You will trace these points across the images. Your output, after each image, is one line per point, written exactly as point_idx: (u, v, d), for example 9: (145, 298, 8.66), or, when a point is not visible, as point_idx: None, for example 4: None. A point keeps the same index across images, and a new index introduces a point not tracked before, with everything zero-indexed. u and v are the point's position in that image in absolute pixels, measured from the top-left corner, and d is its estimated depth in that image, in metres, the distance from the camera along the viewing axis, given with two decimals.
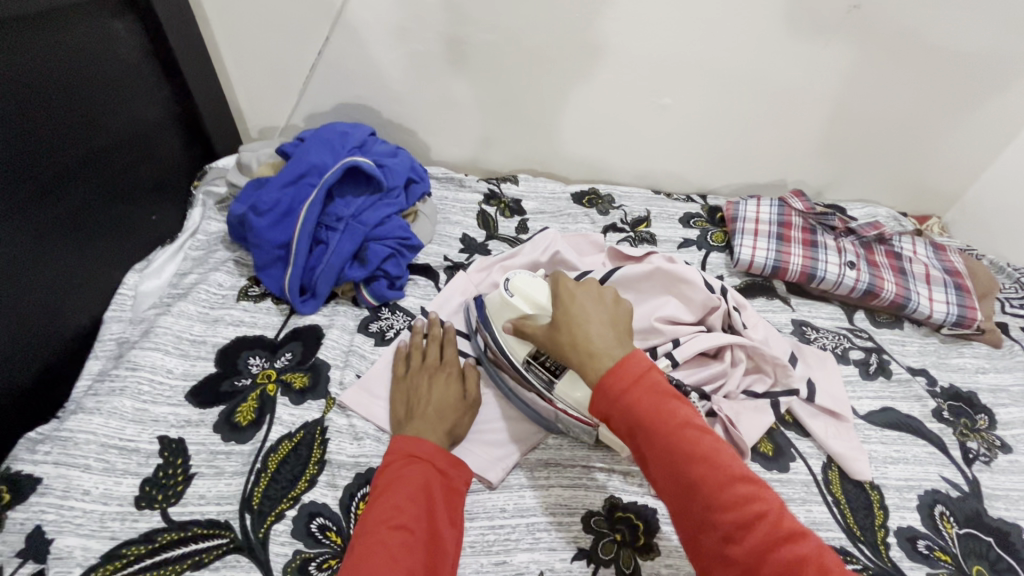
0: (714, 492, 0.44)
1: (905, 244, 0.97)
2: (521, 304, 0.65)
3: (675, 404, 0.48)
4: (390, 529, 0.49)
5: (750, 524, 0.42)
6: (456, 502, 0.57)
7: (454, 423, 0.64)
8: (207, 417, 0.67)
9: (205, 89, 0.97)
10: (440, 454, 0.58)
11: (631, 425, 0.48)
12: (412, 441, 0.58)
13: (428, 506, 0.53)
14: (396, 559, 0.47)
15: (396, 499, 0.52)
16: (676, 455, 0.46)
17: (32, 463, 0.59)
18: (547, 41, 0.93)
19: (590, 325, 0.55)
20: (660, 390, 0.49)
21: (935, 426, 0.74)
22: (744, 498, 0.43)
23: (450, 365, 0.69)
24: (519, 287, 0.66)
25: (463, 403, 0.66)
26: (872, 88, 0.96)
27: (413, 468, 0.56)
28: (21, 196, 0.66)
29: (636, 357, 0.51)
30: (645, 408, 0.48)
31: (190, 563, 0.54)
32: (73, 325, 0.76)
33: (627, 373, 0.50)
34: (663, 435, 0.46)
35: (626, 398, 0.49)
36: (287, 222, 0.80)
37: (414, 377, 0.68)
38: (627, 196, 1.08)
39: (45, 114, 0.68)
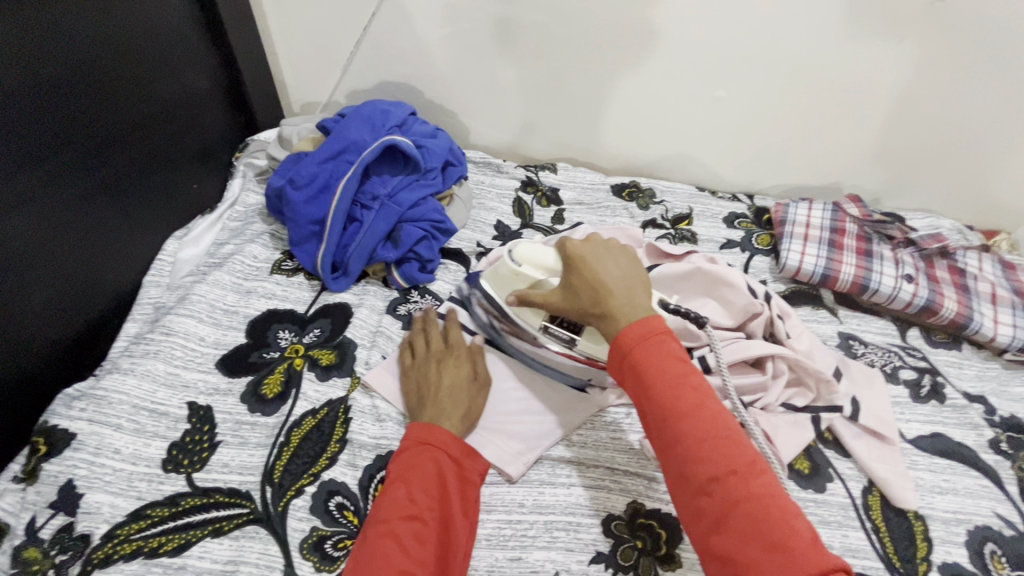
0: (693, 446, 0.44)
1: (970, 260, 0.90)
2: (530, 272, 0.64)
3: (680, 364, 0.47)
4: (402, 519, 0.49)
5: (722, 479, 0.42)
6: (469, 492, 0.56)
7: (471, 405, 0.63)
8: (234, 386, 0.68)
9: (252, 62, 0.98)
10: (454, 440, 0.57)
11: (633, 380, 0.48)
12: (426, 428, 0.57)
13: (441, 497, 0.52)
14: (408, 550, 0.47)
15: (410, 487, 0.51)
16: (665, 410, 0.46)
17: (68, 419, 0.61)
18: (597, 24, 0.89)
19: (606, 284, 0.54)
20: (667, 351, 0.48)
21: (991, 457, 0.69)
22: (720, 455, 0.43)
23: (456, 347, 0.68)
24: (524, 257, 0.64)
25: (475, 384, 0.65)
26: (948, 89, 0.89)
27: (427, 456, 0.54)
28: (69, 157, 0.67)
29: (651, 320, 0.50)
30: (647, 364, 0.48)
31: (210, 530, 0.55)
32: (114, 286, 0.78)
33: (638, 333, 0.49)
34: (657, 389, 0.46)
35: (630, 355, 0.49)
36: (324, 198, 0.80)
37: (419, 365, 0.67)
38: (670, 191, 1.04)
39: (95, 78, 0.70)
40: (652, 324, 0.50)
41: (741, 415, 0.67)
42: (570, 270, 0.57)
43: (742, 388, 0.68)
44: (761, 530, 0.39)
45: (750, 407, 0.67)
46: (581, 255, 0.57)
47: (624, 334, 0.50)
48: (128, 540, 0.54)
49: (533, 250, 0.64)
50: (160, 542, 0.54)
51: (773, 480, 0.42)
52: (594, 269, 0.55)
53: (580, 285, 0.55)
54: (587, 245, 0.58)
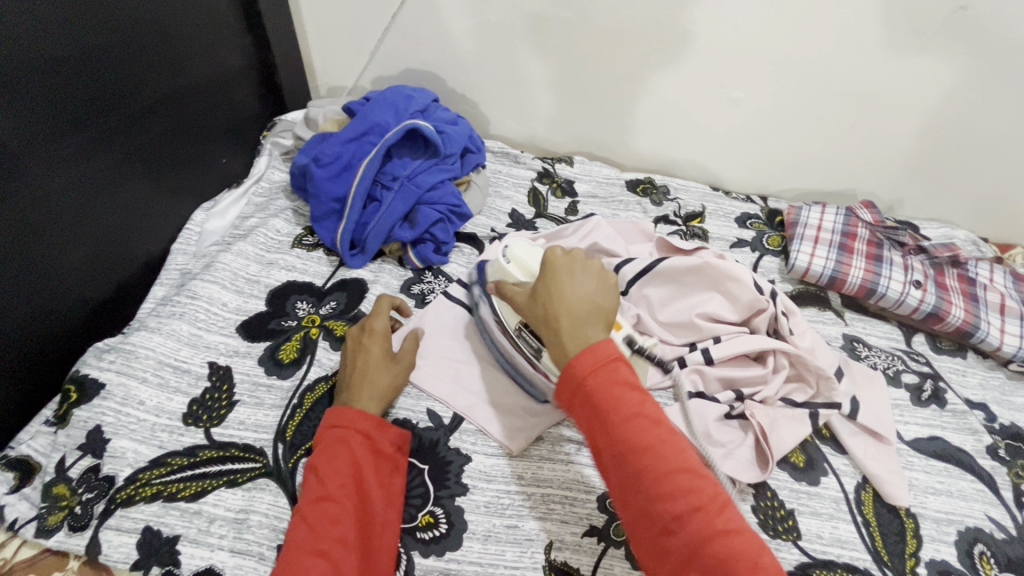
0: (655, 484, 0.44)
1: (981, 270, 0.90)
2: (514, 271, 0.66)
3: (633, 395, 0.48)
4: (313, 502, 0.52)
5: (686, 516, 0.43)
6: (384, 465, 0.58)
7: (388, 384, 0.64)
8: (253, 350, 0.71)
9: (283, 45, 1.01)
10: (363, 418, 0.59)
11: (587, 415, 0.48)
12: (336, 411, 0.59)
13: (354, 476, 0.55)
14: (320, 530, 0.50)
15: (319, 474, 0.54)
16: (625, 448, 0.46)
17: (98, 369, 0.64)
18: (620, 20, 0.91)
19: (562, 306, 0.54)
20: (619, 381, 0.48)
21: (987, 463, 0.70)
22: (679, 492, 0.44)
23: (373, 322, 0.68)
24: (515, 254, 0.66)
25: (393, 361, 0.66)
26: (969, 100, 0.88)
27: (337, 439, 0.57)
28: (108, 125, 0.71)
29: (604, 347, 0.50)
30: (602, 398, 0.47)
31: (225, 481, 0.58)
32: (145, 251, 0.82)
33: (591, 361, 0.49)
34: (614, 425, 0.46)
35: (584, 389, 0.48)
36: (346, 177, 0.83)
37: (344, 348, 0.68)
38: (683, 189, 1.05)
39: (133, 52, 0.73)
40: (602, 351, 0.49)
41: (738, 406, 0.68)
42: (540, 281, 0.58)
43: (743, 380, 0.70)
44: (727, 570, 0.40)
45: (748, 399, 0.69)
46: (555, 267, 0.58)
47: (574, 360, 0.50)
48: (149, 484, 0.57)
49: (526, 251, 0.67)
50: (178, 487, 0.57)
51: (733, 513, 0.44)
52: (559, 287, 0.56)
53: (542, 300, 0.56)
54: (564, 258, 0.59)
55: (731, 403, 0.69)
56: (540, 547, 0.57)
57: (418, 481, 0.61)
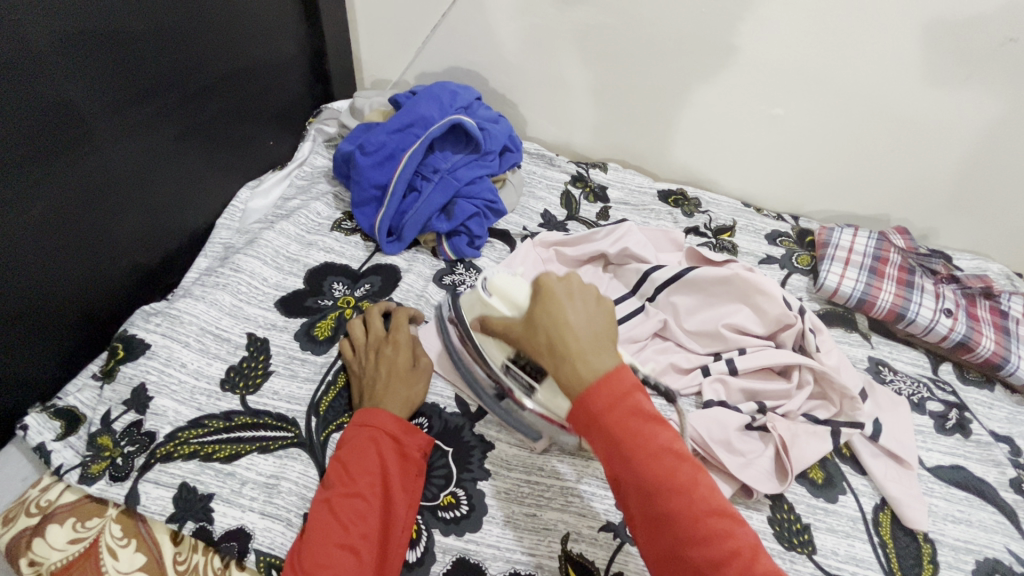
0: (687, 528, 0.43)
1: (1014, 304, 0.89)
2: (498, 305, 0.60)
3: (654, 428, 0.46)
4: (341, 496, 0.54)
5: (721, 565, 0.42)
6: (410, 467, 0.59)
7: (411, 393, 0.64)
8: (290, 325, 0.73)
9: (335, 36, 1.05)
10: (393, 421, 0.60)
11: (606, 449, 0.46)
12: (367, 411, 0.60)
13: (382, 474, 0.56)
14: (347, 526, 0.52)
15: (348, 469, 0.56)
16: (653, 486, 0.44)
17: (145, 330, 0.67)
18: (665, 32, 0.92)
19: (571, 333, 0.50)
20: (638, 412, 0.46)
21: (1010, 496, 0.69)
22: (716, 535, 0.43)
23: (398, 333, 0.69)
24: (496, 287, 0.61)
25: (417, 372, 0.66)
26: (1014, 133, 0.88)
27: (366, 437, 0.58)
28: (170, 99, 0.75)
29: (620, 375, 0.47)
30: (622, 435, 0.45)
31: (258, 447, 0.61)
32: (192, 224, 0.85)
33: (607, 394, 0.46)
34: (638, 463, 0.45)
35: (601, 423, 0.46)
36: (388, 166, 0.85)
37: (363, 352, 0.68)
38: (715, 202, 1.06)
39: (198, 32, 0.76)
40: (618, 381, 0.47)
41: (759, 418, 0.69)
42: (537, 306, 0.54)
43: (766, 393, 0.70)
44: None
45: (770, 412, 0.70)
46: (552, 294, 0.54)
47: (589, 390, 0.47)
48: (187, 443, 0.59)
49: (508, 280, 0.61)
50: (213, 449, 0.60)
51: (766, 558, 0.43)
52: (560, 309, 0.52)
53: (542, 326, 0.52)
54: (562, 283, 0.55)
55: (754, 415, 0.70)
56: (557, 537, 0.58)
57: (442, 462, 0.63)
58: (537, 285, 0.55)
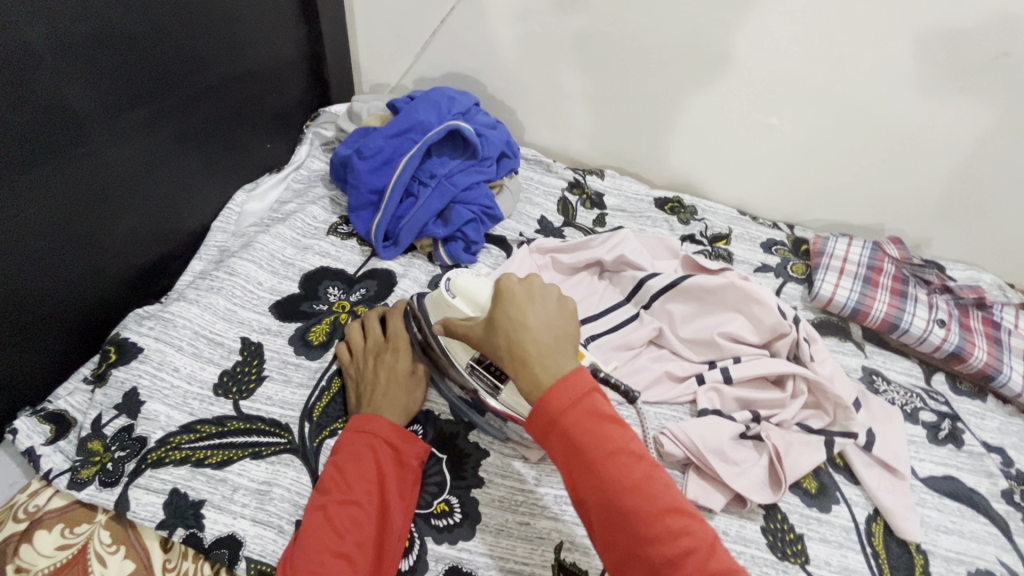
0: (644, 527, 0.43)
1: (1007, 315, 0.89)
2: (461, 305, 0.60)
3: (612, 428, 0.46)
4: (337, 504, 0.53)
5: (679, 561, 0.42)
6: (408, 476, 0.59)
7: (406, 402, 0.64)
8: (284, 329, 0.73)
9: (334, 40, 1.05)
10: (391, 429, 0.60)
11: (566, 453, 0.46)
12: (364, 417, 0.60)
13: (379, 482, 0.56)
14: (343, 534, 0.51)
15: (346, 476, 0.55)
16: (612, 487, 0.45)
17: (137, 334, 0.67)
18: (663, 41, 0.93)
19: (529, 336, 0.52)
20: (596, 414, 0.47)
21: (1001, 507, 0.69)
22: (673, 533, 0.43)
23: (397, 339, 0.68)
24: (460, 288, 0.60)
25: (415, 380, 0.66)
26: (1007, 146, 0.89)
27: (364, 445, 0.58)
28: (167, 102, 0.74)
29: (579, 378, 0.48)
30: (582, 436, 0.46)
31: (251, 452, 0.60)
32: (188, 226, 0.84)
33: (569, 395, 0.47)
34: (596, 465, 0.45)
35: (560, 426, 0.46)
36: (385, 171, 0.85)
37: (362, 358, 0.67)
38: (711, 210, 1.07)
39: (195, 35, 0.76)
40: (578, 383, 0.48)
41: (754, 427, 0.69)
42: (498, 307, 0.55)
43: (761, 402, 0.71)
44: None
45: (764, 421, 0.70)
46: (512, 295, 0.54)
47: (549, 393, 0.47)
48: (179, 449, 0.59)
49: (471, 280, 0.60)
50: (205, 455, 0.59)
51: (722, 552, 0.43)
52: (521, 312, 0.54)
53: (501, 327, 0.53)
54: (522, 284, 0.56)
55: (748, 424, 0.70)
56: (550, 546, 0.58)
57: (436, 470, 0.62)
58: (498, 286, 0.56)
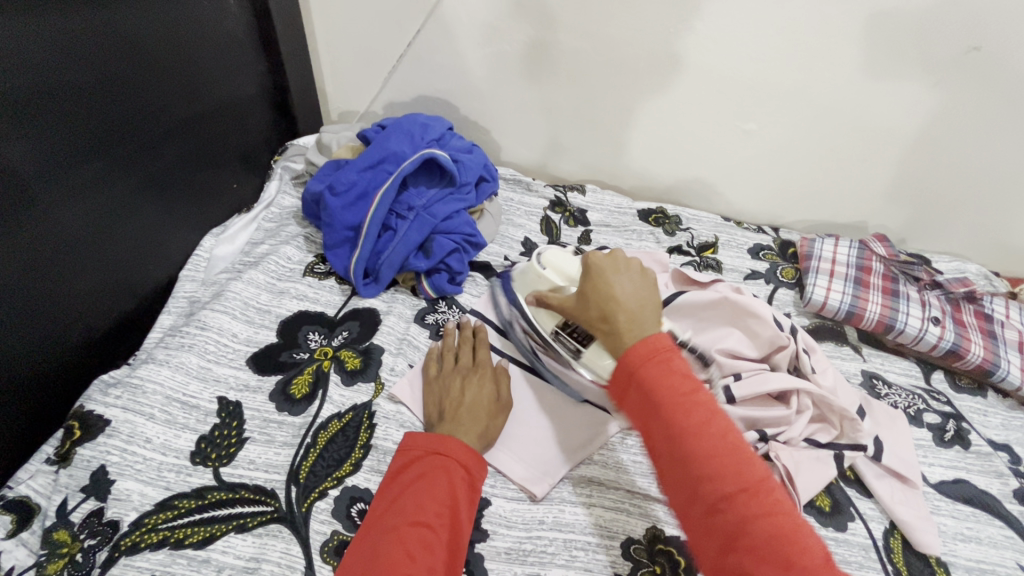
0: (706, 466, 0.42)
1: (997, 306, 0.89)
2: (553, 276, 0.68)
3: (686, 381, 0.46)
4: (410, 525, 0.49)
5: (737, 499, 0.41)
6: (473, 502, 0.56)
7: (488, 426, 0.63)
8: (264, 384, 0.69)
9: (297, 70, 1.01)
10: (465, 450, 0.57)
11: (638, 398, 0.47)
12: (440, 438, 0.58)
13: (451, 506, 0.53)
14: (415, 556, 0.47)
15: (418, 497, 0.52)
16: (678, 428, 0.44)
17: (103, 405, 0.62)
18: (635, 53, 0.91)
19: (617, 304, 0.52)
20: (673, 368, 0.46)
21: (1015, 508, 0.68)
22: (732, 473, 0.42)
23: (483, 365, 0.69)
24: (550, 261, 0.69)
25: (497, 406, 0.65)
26: (980, 138, 0.89)
27: (438, 465, 0.55)
28: (122, 151, 0.70)
29: (659, 338, 0.48)
30: (656, 383, 0.45)
31: (235, 525, 0.56)
32: (153, 278, 0.80)
33: (644, 350, 0.47)
34: (666, 406, 0.44)
35: (635, 372, 0.47)
36: (361, 206, 0.81)
37: (446, 376, 0.68)
38: (695, 218, 1.05)
39: (148, 78, 0.72)
40: (656, 341, 0.48)
41: (761, 447, 0.67)
42: (586, 280, 0.56)
43: (766, 420, 0.68)
44: (778, 554, 0.38)
45: (773, 440, 0.67)
46: (600, 270, 0.55)
47: (630, 350, 0.48)
48: (155, 530, 0.54)
49: (560, 258, 0.69)
50: (185, 533, 0.55)
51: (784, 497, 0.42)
52: (610, 286, 0.54)
53: (595, 296, 0.54)
54: (608, 259, 0.57)
55: (756, 444, 0.67)
56: None
57: None
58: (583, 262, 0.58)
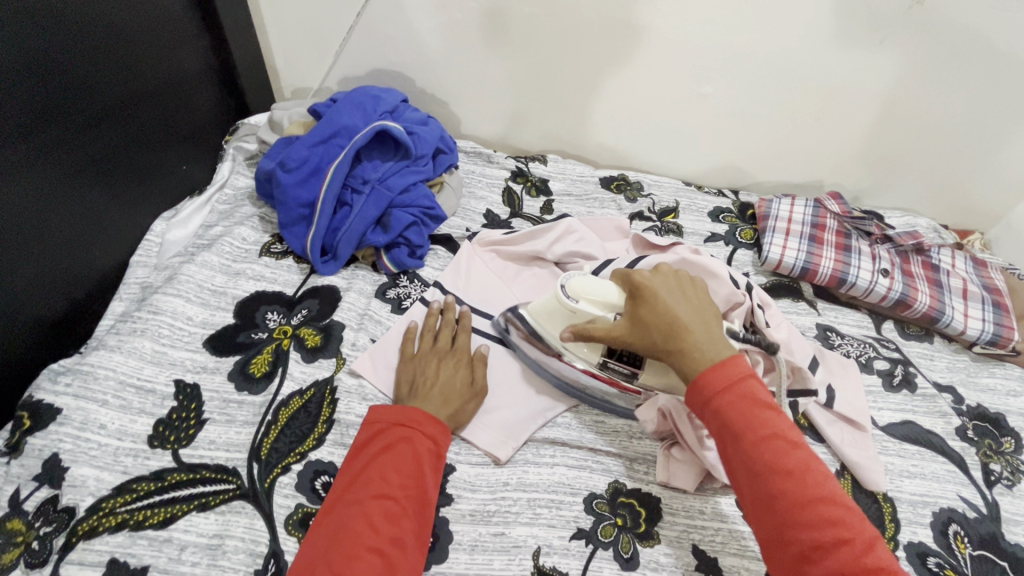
0: (795, 510, 0.44)
1: (943, 256, 0.93)
2: (588, 308, 0.62)
3: (769, 415, 0.48)
4: (375, 498, 0.50)
5: (833, 547, 0.42)
6: (439, 468, 0.57)
7: (459, 409, 0.63)
8: (222, 365, 0.68)
9: (243, 45, 0.97)
10: (430, 421, 0.58)
11: (719, 431, 0.49)
12: (405, 410, 0.58)
13: (417, 475, 0.53)
14: (379, 528, 0.48)
15: (382, 469, 0.53)
16: (763, 467, 0.46)
17: (53, 393, 0.61)
18: (589, 17, 0.90)
19: (682, 326, 0.54)
20: (753, 399, 0.49)
21: (957, 444, 0.72)
22: (825, 521, 0.43)
23: (461, 350, 0.68)
24: (582, 292, 0.62)
25: (470, 391, 0.65)
26: (927, 94, 0.91)
27: (402, 436, 0.56)
28: (55, 134, 0.67)
29: (734, 365, 0.50)
30: (735, 416, 0.48)
31: (197, 505, 0.56)
32: (100, 265, 0.77)
33: (719, 379, 0.50)
34: (749, 443, 0.47)
35: (715, 404, 0.49)
36: (314, 182, 0.80)
37: (425, 356, 0.67)
38: (657, 184, 1.06)
39: (79, 56, 0.68)
40: (733, 369, 0.50)
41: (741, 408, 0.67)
42: (636, 301, 0.58)
43: None
44: None
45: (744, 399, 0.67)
46: (650, 287, 0.57)
47: (704, 380, 0.50)
48: (114, 513, 0.54)
49: (588, 282, 0.63)
50: (145, 515, 0.54)
51: (884, 552, 0.43)
52: (666, 306, 0.56)
53: (652, 322, 0.56)
54: (657, 277, 0.59)
55: None
56: (528, 553, 0.56)
57: None
58: (631, 279, 0.59)
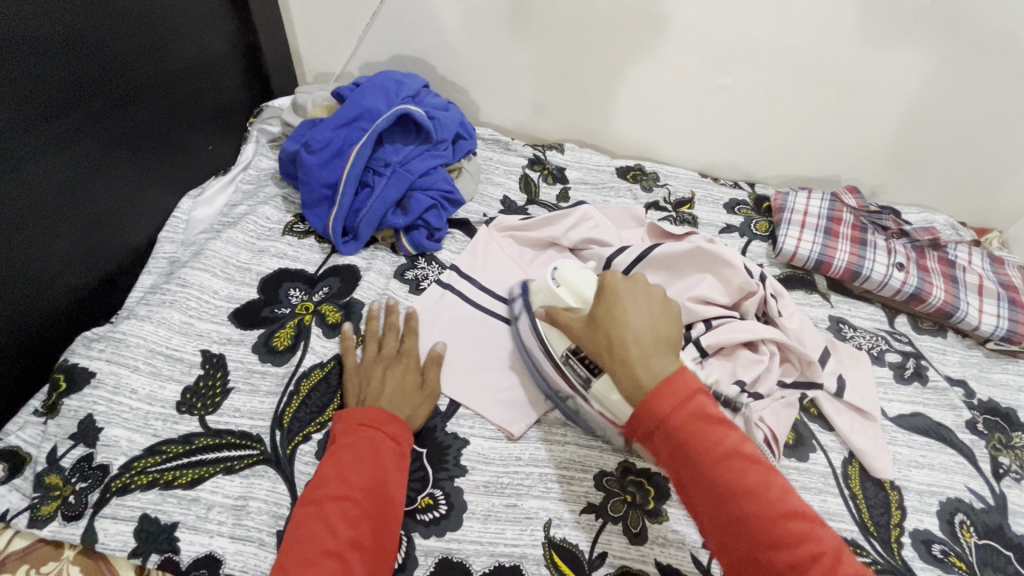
0: (762, 530, 0.42)
1: (960, 253, 0.92)
2: (566, 295, 0.64)
3: (721, 430, 0.46)
4: (333, 500, 0.51)
5: (805, 566, 0.41)
6: (404, 468, 0.57)
7: (411, 413, 0.62)
8: (247, 337, 0.70)
9: (269, 30, 0.99)
10: (391, 421, 0.58)
11: (671, 453, 0.47)
12: (363, 410, 0.58)
13: (377, 476, 0.54)
14: (337, 530, 0.49)
15: (342, 471, 0.53)
16: (726, 488, 0.44)
17: (88, 358, 0.64)
18: (610, 7, 0.91)
19: (633, 336, 0.52)
20: (703, 415, 0.46)
21: (967, 437, 0.72)
22: (796, 537, 0.42)
23: (408, 353, 0.67)
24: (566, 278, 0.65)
25: (420, 394, 0.64)
26: (951, 89, 0.90)
27: (364, 437, 0.56)
28: (90, 110, 0.69)
29: (681, 379, 0.48)
30: (688, 436, 0.46)
31: (223, 467, 0.58)
32: (130, 239, 0.80)
33: (671, 400, 0.47)
34: (705, 464, 0.45)
35: (664, 425, 0.47)
36: (337, 163, 0.82)
37: (369, 363, 0.66)
38: (673, 175, 1.06)
39: (114, 36, 0.71)
40: (681, 384, 0.48)
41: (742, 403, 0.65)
42: (597, 304, 0.57)
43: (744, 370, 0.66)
44: None
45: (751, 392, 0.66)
46: (613, 291, 0.56)
47: (652, 395, 0.48)
48: (144, 473, 0.57)
49: (577, 271, 0.65)
50: (174, 475, 0.57)
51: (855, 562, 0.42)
52: (625, 313, 0.54)
53: (604, 324, 0.55)
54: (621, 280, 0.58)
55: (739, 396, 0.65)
56: (539, 525, 0.58)
57: (418, 465, 0.61)
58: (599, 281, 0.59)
